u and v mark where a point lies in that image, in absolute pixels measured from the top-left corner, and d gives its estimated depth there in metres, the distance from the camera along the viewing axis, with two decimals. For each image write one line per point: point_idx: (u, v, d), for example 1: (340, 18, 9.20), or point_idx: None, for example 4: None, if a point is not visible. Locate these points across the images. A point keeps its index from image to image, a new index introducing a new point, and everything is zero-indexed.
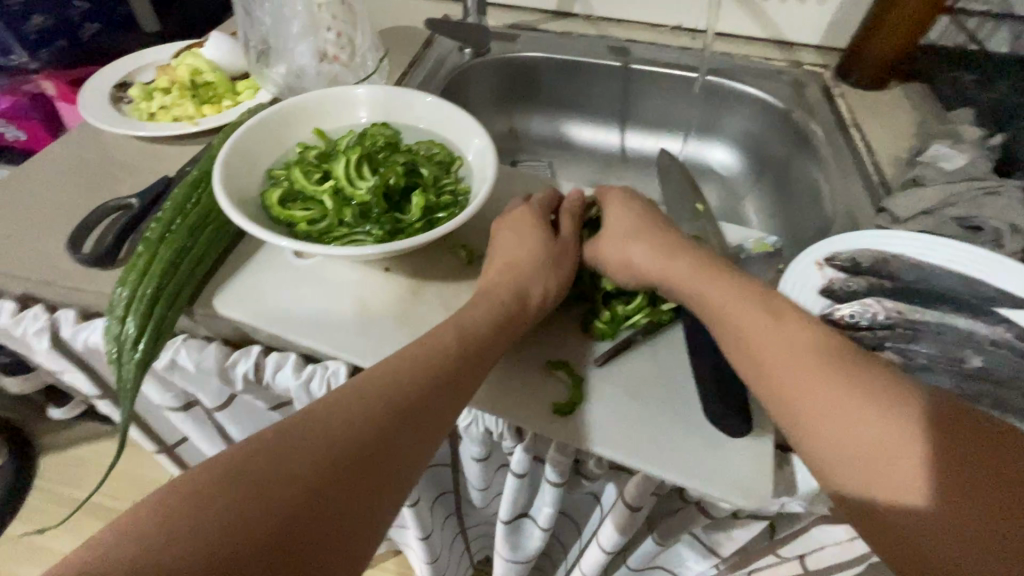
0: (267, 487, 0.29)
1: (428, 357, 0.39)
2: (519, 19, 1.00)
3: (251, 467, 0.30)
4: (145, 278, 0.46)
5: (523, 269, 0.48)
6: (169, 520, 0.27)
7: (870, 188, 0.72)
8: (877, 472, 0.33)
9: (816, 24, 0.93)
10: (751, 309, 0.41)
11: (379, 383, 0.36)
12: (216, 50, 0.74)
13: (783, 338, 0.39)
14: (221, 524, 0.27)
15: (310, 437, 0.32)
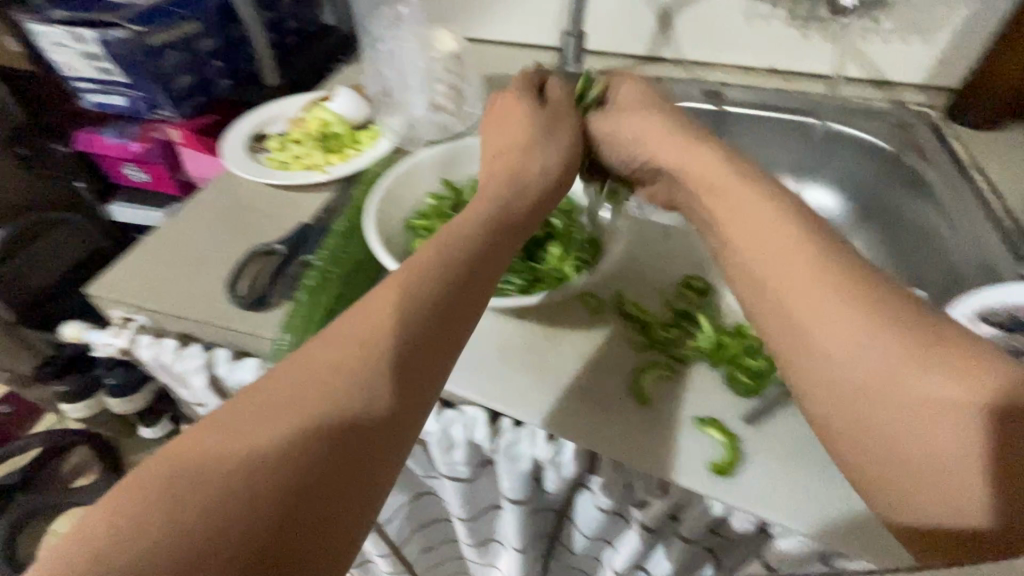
0: (231, 450, 0.29)
1: (425, 291, 0.36)
2: (610, 65, 1.03)
3: (249, 433, 0.29)
4: (307, 325, 0.49)
5: (510, 166, 0.47)
6: (171, 488, 0.27)
7: (1002, 235, 0.68)
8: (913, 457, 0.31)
9: (921, 64, 0.90)
10: (769, 231, 0.38)
11: (377, 328, 0.34)
12: (342, 104, 0.79)
13: (819, 297, 0.35)
14: (231, 491, 0.27)
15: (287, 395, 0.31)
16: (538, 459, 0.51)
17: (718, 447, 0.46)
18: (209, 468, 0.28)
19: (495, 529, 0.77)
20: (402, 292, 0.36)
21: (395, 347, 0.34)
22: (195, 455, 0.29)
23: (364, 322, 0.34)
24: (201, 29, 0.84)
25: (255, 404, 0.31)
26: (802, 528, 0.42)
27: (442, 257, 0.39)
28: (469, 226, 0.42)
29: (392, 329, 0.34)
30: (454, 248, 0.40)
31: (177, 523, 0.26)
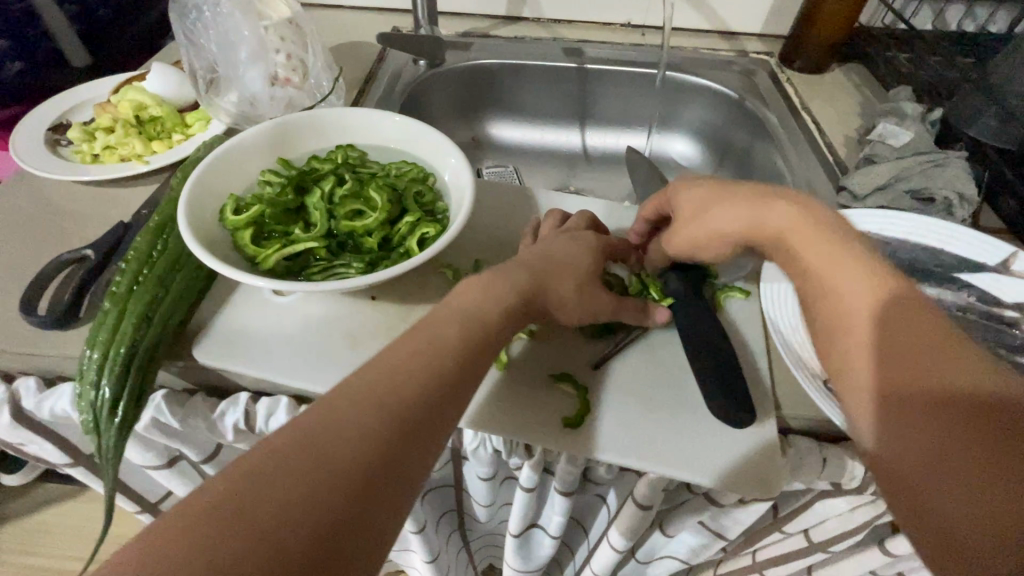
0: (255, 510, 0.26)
1: (463, 341, 0.37)
2: (471, 26, 0.99)
3: (294, 457, 0.28)
4: (115, 338, 0.43)
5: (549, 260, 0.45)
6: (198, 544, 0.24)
7: (826, 168, 0.75)
8: (907, 434, 0.32)
9: (757, 13, 0.96)
10: (821, 245, 0.40)
11: (410, 372, 0.34)
12: (160, 83, 0.70)
13: (835, 289, 0.38)
14: (269, 518, 0.26)
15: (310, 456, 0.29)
16: None
17: (572, 401, 0.47)
18: (256, 488, 0.27)
19: (394, 517, 0.75)
20: (441, 339, 0.36)
21: (428, 390, 0.34)
22: (247, 472, 0.27)
23: (406, 361, 0.34)
24: None
25: (284, 457, 0.28)
26: (705, 480, 0.43)
27: (473, 310, 0.39)
28: (478, 286, 0.41)
29: (429, 368, 0.35)
30: (464, 305, 0.39)
31: (219, 547, 0.25)
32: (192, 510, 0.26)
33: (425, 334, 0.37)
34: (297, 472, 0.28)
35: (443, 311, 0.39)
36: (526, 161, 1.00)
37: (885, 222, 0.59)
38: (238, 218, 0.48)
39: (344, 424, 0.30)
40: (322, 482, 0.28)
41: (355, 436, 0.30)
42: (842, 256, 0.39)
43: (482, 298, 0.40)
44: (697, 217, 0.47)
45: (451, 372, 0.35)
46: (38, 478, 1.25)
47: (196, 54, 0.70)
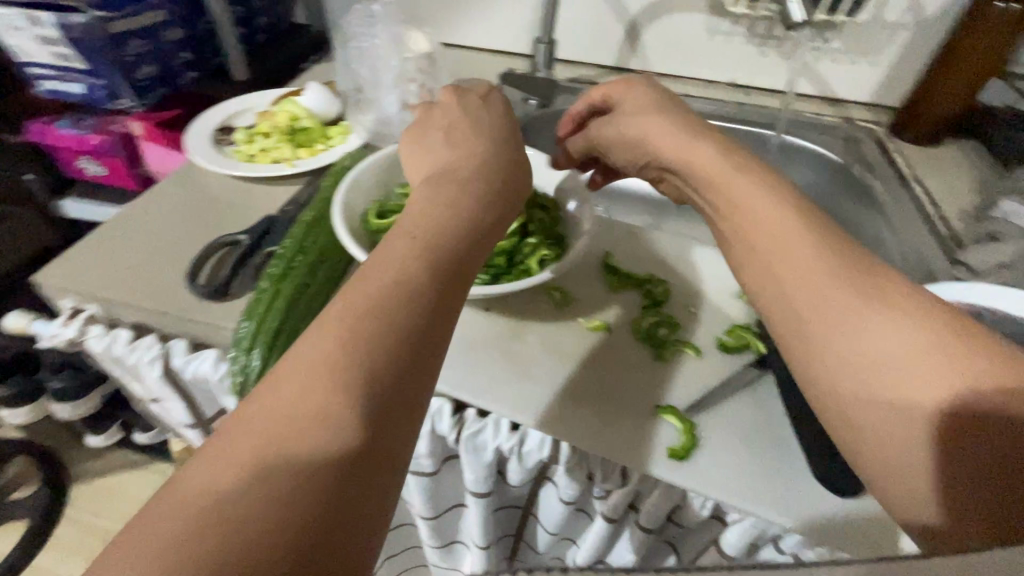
0: (285, 436, 0.25)
1: (426, 271, 0.33)
2: (580, 74, 1.06)
3: (272, 426, 0.26)
4: (270, 313, 0.48)
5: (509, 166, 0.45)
6: (227, 470, 0.24)
7: (939, 240, 0.73)
8: (918, 444, 0.29)
9: (867, 82, 0.96)
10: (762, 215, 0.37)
11: (380, 303, 0.30)
12: (312, 99, 0.79)
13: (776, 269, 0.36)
14: (271, 482, 0.24)
15: (326, 374, 0.28)
16: (501, 449, 0.52)
17: (677, 434, 0.47)
18: (245, 464, 0.24)
19: (457, 530, 0.75)
20: (421, 264, 0.34)
21: (410, 314, 0.31)
22: (236, 452, 0.25)
23: (364, 296, 0.31)
24: (166, 19, 0.82)
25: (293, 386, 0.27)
26: (821, 535, 0.42)
27: (440, 239, 0.36)
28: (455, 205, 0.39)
29: (404, 287, 0.32)
30: (424, 236, 0.36)
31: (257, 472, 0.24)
32: (185, 490, 0.24)
33: (383, 267, 0.33)
34: (288, 434, 0.25)
35: (404, 242, 0.35)
36: (616, 203, 1.03)
37: (1011, 301, 0.56)
38: (381, 221, 0.54)
39: (321, 372, 0.27)
40: (315, 453, 0.25)
41: (340, 375, 0.28)
42: (775, 241, 0.36)
43: (444, 229, 0.36)
44: (638, 140, 0.48)
45: (430, 295, 0.32)
46: (118, 443, 1.34)
47: (348, 77, 0.79)
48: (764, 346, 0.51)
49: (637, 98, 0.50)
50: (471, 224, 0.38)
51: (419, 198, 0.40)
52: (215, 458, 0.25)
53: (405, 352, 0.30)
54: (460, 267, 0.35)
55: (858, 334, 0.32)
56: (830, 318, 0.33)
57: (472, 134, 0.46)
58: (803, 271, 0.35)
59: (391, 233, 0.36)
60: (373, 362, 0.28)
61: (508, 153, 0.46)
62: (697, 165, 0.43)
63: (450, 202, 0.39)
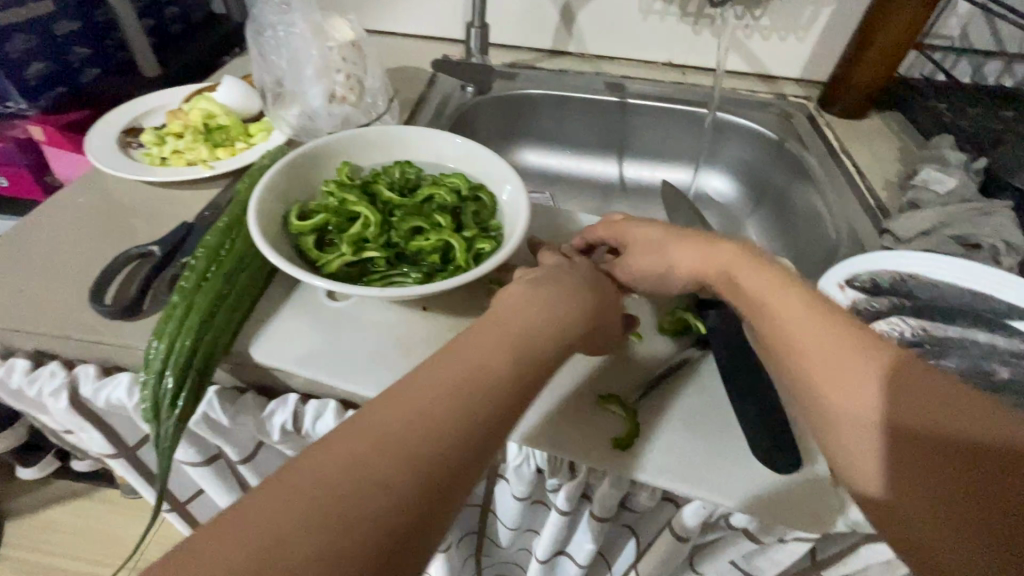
0: (346, 489, 0.27)
1: (515, 365, 0.35)
2: (517, 58, 1.03)
3: (348, 474, 0.28)
4: (181, 331, 0.44)
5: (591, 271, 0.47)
6: (286, 514, 0.26)
7: (867, 211, 0.76)
8: (902, 470, 0.33)
9: (796, 58, 0.98)
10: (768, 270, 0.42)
11: (469, 391, 0.33)
12: (228, 95, 0.74)
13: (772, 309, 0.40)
14: (340, 535, 0.26)
15: (394, 433, 0.30)
16: None
17: (621, 422, 0.47)
18: (311, 500, 0.26)
19: None
20: (488, 352, 0.35)
21: (489, 406, 0.33)
22: (313, 484, 0.27)
23: (452, 379, 0.33)
24: (56, 10, 0.75)
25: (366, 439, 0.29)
26: (763, 511, 0.42)
27: (530, 332, 0.38)
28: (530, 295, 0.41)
29: (493, 380, 0.34)
30: (521, 329, 0.38)
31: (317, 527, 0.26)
32: (253, 516, 0.26)
33: (473, 352, 0.35)
34: (364, 484, 0.27)
35: (501, 330, 0.37)
36: (562, 189, 1.02)
37: (932, 266, 0.59)
38: (304, 223, 0.51)
39: (390, 439, 0.29)
40: (376, 509, 0.27)
41: (426, 450, 0.29)
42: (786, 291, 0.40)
43: (540, 323, 0.39)
44: (658, 250, 0.49)
45: (514, 391, 0.34)
46: (53, 473, 1.25)
47: (267, 69, 0.74)
48: (704, 327, 0.51)
49: (644, 230, 0.51)
50: (569, 319, 0.40)
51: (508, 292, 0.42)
52: (289, 486, 0.27)
53: (482, 442, 0.32)
54: (544, 363, 0.37)
55: (864, 375, 0.35)
56: (832, 356, 0.36)
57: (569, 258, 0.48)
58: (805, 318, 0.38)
59: (489, 316, 0.39)
60: (453, 447, 0.30)
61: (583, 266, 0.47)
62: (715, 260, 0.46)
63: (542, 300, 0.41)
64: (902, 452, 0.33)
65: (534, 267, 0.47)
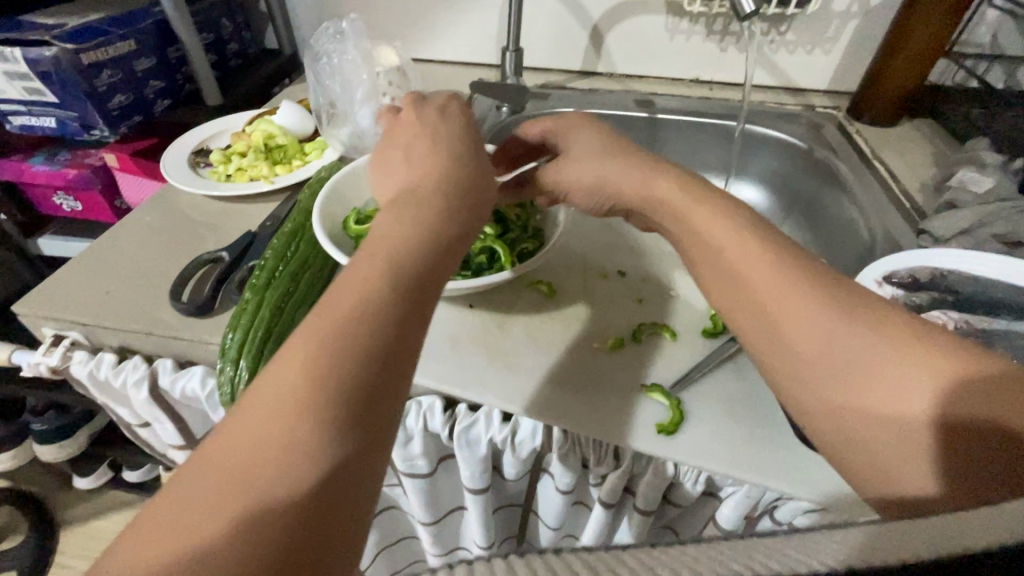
0: (259, 450, 0.26)
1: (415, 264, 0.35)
2: (549, 79, 1.08)
3: (279, 412, 0.27)
4: (254, 322, 0.49)
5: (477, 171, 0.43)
6: (189, 503, 0.25)
7: (903, 214, 0.76)
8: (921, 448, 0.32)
9: (823, 70, 1.00)
10: (743, 235, 0.41)
11: (357, 312, 0.31)
12: (286, 117, 0.80)
13: (751, 285, 0.39)
14: (294, 457, 0.26)
15: (301, 378, 0.28)
16: (494, 442, 0.52)
17: (664, 411, 0.48)
18: (213, 493, 0.25)
19: (458, 536, 0.75)
20: (373, 279, 0.33)
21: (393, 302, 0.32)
22: (245, 428, 0.27)
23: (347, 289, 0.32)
24: (137, 48, 0.83)
25: (268, 391, 0.28)
26: (809, 495, 0.43)
27: (411, 245, 0.36)
28: (405, 209, 0.39)
29: (376, 302, 0.32)
30: (392, 249, 0.35)
31: (236, 486, 0.25)
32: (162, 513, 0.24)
33: (358, 272, 0.33)
34: (295, 412, 0.27)
35: (376, 254, 0.35)
36: None
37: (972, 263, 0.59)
38: (361, 227, 0.55)
39: (295, 384, 0.28)
40: (288, 463, 0.26)
41: (348, 359, 0.29)
42: (761, 262, 0.39)
43: (413, 242, 0.36)
44: (602, 185, 0.51)
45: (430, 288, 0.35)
46: (107, 483, 1.31)
47: (321, 93, 0.80)
48: None
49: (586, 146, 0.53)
50: (453, 228, 0.38)
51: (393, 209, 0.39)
52: (213, 439, 0.26)
53: (386, 351, 0.30)
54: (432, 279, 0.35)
55: (866, 349, 0.34)
56: (840, 337, 0.35)
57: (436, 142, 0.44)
58: (791, 288, 0.38)
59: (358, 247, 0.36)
60: (373, 347, 0.30)
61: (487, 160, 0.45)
62: (673, 207, 0.46)
63: (434, 215, 0.38)
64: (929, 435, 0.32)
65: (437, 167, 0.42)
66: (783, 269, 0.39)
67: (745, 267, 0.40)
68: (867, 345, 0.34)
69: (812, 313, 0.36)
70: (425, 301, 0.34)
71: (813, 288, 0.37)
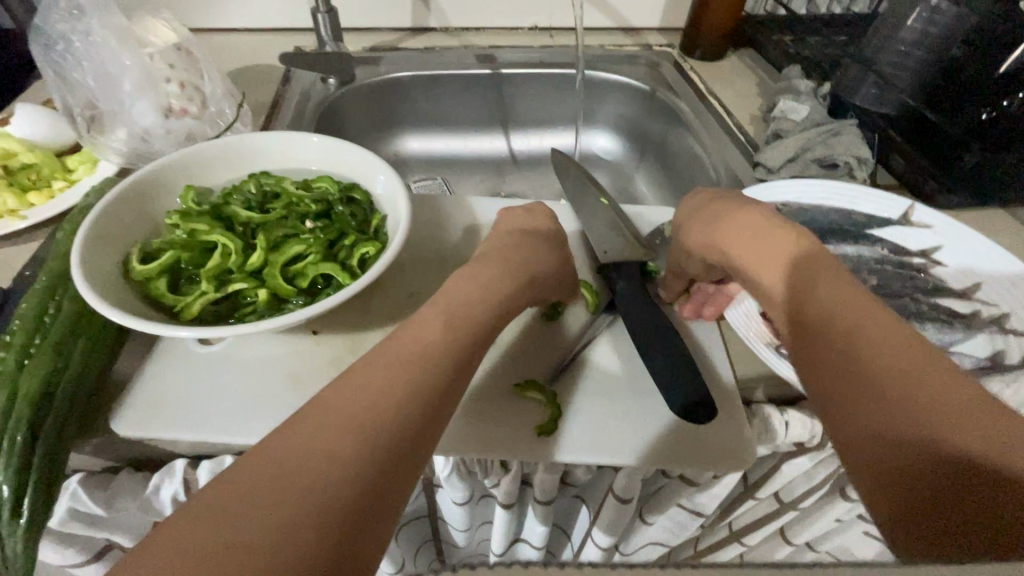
0: (286, 476, 0.24)
1: (452, 341, 0.34)
2: (378, 40, 0.97)
3: (297, 464, 0.24)
4: (9, 424, 0.37)
5: (523, 257, 0.44)
6: (214, 518, 0.22)
7: (739, 147, 0.79)
8: (887, 477, 0.27)
9: (653, 7, 0.99)
10: (774, 248, 0.39)
11: (410, 367, 0.31)
12: (29, 125, 0.62)
13: (800, 286, 0.36)
14: (275, 519, 0.22)
15: (340, 418, 0.27)
16: None
17: (541, 408, 0.45)
18: (242, 507, 0.22)
19: None
20: (427, 341, 0.33)
21: (441, 374, 0.32)
22: (260, 468, 0.24)
23: (402, 353, 0.32)
24: None
25: (315, 419, 0.27)
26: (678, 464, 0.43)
27: (461, 305, 0.37)
28: (465, 279, 0.40)
29: (430, 359, 0.32)
30: (449, 304, 0.37)
31: (253, 514, 0.22)
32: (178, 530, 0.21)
33: (421, 331, 0.34)
34: (309, 466, 0.24)
35: (432, 312, 0.36)
36: (453, 172, 0.98)
37: (800, 191, 0.62)
38: (150, 266, 0.44)
39: (343, 426, 0.26)
40: (311, 501, 0.23)
41: (387, 409, 0.28)
42: (825, 277, 0.35)
43: (469, 298, 0.38)
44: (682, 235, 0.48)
45: (459, 374, 0.33)
46: None
47: (72, 89, 0.63)
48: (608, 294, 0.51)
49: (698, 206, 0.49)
50: (499, 296, 0.40)
51: (463, 275, 0.41)
52: (220, 486, 0.23)
53: (429, 407, 0.30)
54: (481, 332, 0.37)
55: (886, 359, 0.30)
56: (871, 347, 0.31)
57: (511, 251, 0.45)
58: (827, 288, 0.35)
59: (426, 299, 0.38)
60: (412, 410, 0.29)
61: (539, 245, 0.47)
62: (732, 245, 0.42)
63: (479, 278, 0.40)
64: (890, 449, 0.27)
65: (498, 240, 0.47)
66: (828, 282, 0.35)
67: (805, 284, 0.36)
68: (900, 359, 0.29)
69: (838, 313, 0.33)
70: (471, 364, 0.35)
71: (853, 302, 0.33)
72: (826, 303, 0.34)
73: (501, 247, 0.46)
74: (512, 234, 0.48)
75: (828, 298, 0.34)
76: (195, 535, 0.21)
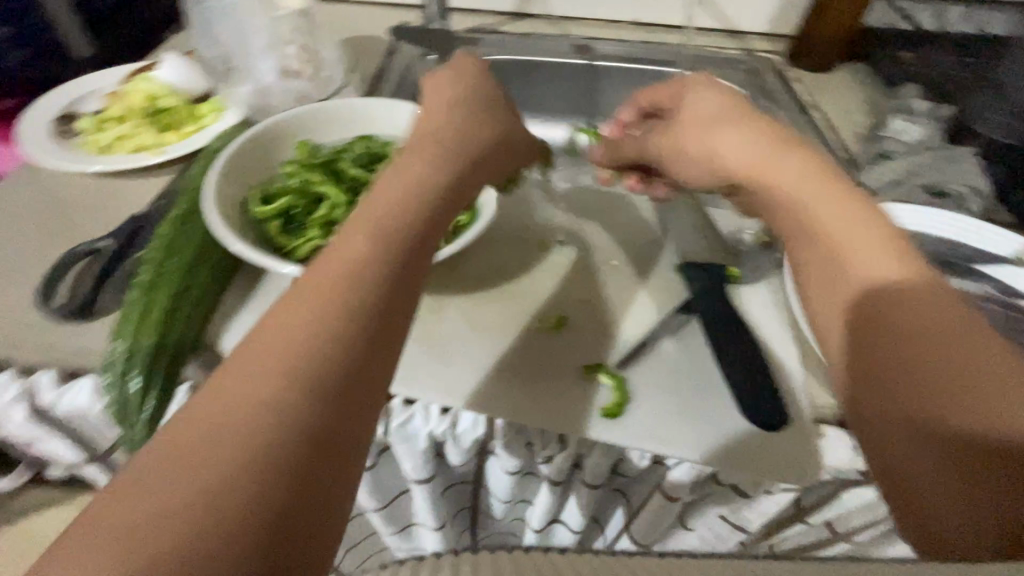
0: (207, 449, 0.23)
1: (386, 250, 0.32)
2: (480, 23, 0.99)
3: (216, 432, 0.24)
4: (144, 328, 0.42)
5: (454, 140, 0.44)
6: (136, 501, 0.22)
7: (838, 163, 0.76)
8: (934, 477, 0.30)
9: (762, 11, 0.96)
10: (833, 216, 0.38)
11: (336, 292, 0.29)
12: (172, 74, 0.70)
13: (856, 278, 0.35)
14: (207, 491, 0.22)
15: (262, 368, 0.26)
16: (433, 434, 0.49)
17: (607, 391, 0.46)
18: (163, 488, 0.22)
19: (409, 515, 0.74)
20: (355, 255, 0.31)
21: (371, 289, 0.30)
22: (184, 437, 0.24)
23: (329, 278, 0.30)
24: None
25: (232, 382, 0.26)
26: (741, 469, 0.43)
27: (391, 219, 0.34)
28: (406, 171, 0.38)
29: (359, 277, 0.31)
30: (386, 206, 0.35)
31: (181, 488, 0.22)
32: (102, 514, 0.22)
33: (349, 246, 0.32)
34: (235, 430, 0.24)
35: (358, 227, 0.33)
36: None
37: (904, 214, 0.59)
38: (268, 208, 0.48)
39: (262, 378, 0.26)
40: (238, 471, 0.23)
41: (317, 345, 0.27)
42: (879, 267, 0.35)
43: (408, 198, 0.36)
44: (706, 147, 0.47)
45: (401, 285, 0.32)
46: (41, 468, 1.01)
47: (210, 44, 0.69)
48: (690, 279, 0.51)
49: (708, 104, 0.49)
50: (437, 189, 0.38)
51: (387, 179, 0.38)
52: (140, 467, 0.23)
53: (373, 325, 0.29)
54: (420, 236, 0.35)
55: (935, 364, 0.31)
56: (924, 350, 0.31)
57: (440, 137, 0.43)
58: (882, 278, 0.34)
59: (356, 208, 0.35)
60: (350, 335, 0.28)
61: (480, 130, 0.46)
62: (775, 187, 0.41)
63: (414, 174, 0.38)
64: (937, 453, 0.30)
65: (432, 125, 0.45)
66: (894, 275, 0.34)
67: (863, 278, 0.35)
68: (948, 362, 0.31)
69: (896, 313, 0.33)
70: (415, 269, 0.33)
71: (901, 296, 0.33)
72: (886, 305, 0.34)
73: (426, 137, 0.43)
74: (443, 116, 0.46)
75: (886, 301, 0.34)
76: (123, 518, 0.21)
